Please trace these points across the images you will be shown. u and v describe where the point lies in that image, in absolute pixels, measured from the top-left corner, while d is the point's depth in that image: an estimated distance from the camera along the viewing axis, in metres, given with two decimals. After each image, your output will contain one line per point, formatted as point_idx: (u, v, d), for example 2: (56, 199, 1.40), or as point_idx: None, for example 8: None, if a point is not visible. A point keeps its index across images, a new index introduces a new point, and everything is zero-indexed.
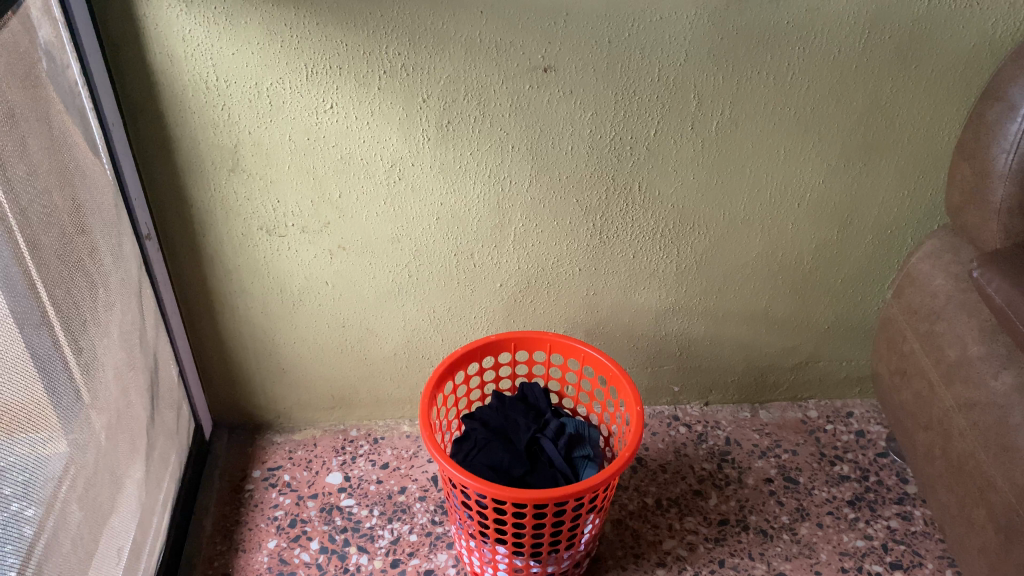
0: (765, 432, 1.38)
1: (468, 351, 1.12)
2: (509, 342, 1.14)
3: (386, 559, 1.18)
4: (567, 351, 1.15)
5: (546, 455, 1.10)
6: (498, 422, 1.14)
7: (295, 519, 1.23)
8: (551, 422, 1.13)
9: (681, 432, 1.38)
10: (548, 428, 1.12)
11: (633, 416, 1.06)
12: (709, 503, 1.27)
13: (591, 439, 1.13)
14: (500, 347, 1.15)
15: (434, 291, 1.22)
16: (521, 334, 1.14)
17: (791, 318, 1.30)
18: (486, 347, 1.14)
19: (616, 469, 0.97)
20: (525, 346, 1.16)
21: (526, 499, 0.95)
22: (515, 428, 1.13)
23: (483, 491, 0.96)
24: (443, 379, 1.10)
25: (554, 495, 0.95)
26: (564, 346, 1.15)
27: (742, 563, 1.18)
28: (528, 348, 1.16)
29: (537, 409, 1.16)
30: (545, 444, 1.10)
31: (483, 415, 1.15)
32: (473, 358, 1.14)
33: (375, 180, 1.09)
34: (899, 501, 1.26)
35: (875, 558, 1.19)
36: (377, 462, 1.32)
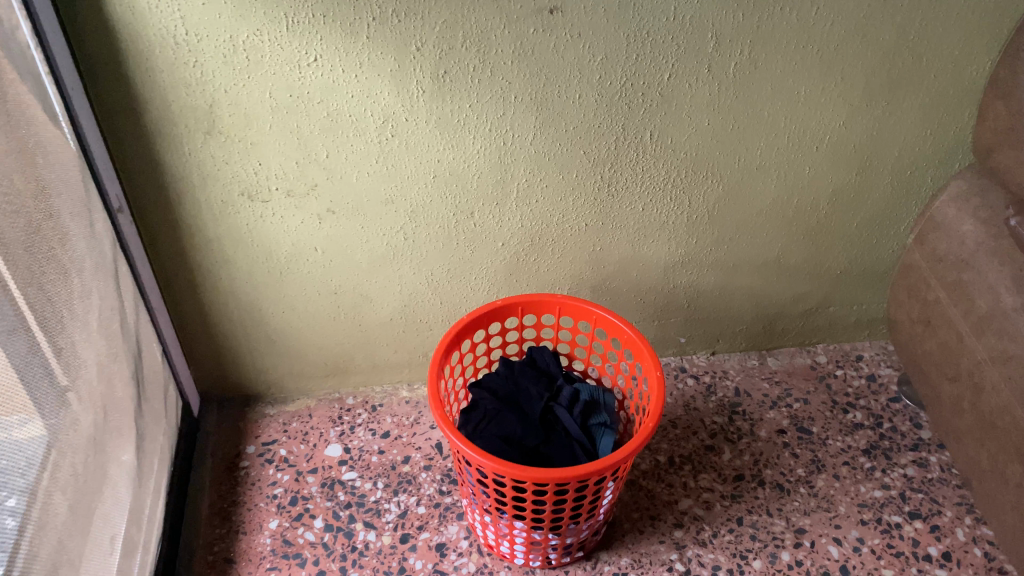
0: (774, 381, 1.34)
1: (474, 319, 1.06)
2: (515, 307, 1.08)
3: (395, 535, 1.14)
4: (578, 313, 1.08)
5: (561, 424, 1.05)
6: (509, 392, 1.08)
7: (296, 497, 1.18)
8: (563, 389, 1.08)
9: (689, 383, 1.33)
10: (561, 396, 1.06)
11: (653, 382, 1.00)
12: (723, 458, 1.23)
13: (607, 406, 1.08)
14: (506, 313, 1.08)
15: (433, 254, 1.14)
16: (529, 299, 1.07)
17: (803, 264, 1.25)
18: (493, 313, 1.07)
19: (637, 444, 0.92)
20: (533, 311, 1.09)
21: (545, 481, 0.90)
22: (528, 398, 1.07)
23: (501, 472, 0.90)
24: (449, 350, 1.03)
25: (577, 473, 0.90)
26: (574, 308, 1.08)
27: (761, 520, 1.16)
28: (536, 312, 1.09)
29: (549, 375, 1.10)
30: (559, 414, 1.05)
31: (492, 384, 1.09)
32: (480, 326, 1.07)
33: (366, 138, 1.00)
34: (914, 448, 1.25)
35: (893, 508, 1.17)
36: (377, 432, 1.26)
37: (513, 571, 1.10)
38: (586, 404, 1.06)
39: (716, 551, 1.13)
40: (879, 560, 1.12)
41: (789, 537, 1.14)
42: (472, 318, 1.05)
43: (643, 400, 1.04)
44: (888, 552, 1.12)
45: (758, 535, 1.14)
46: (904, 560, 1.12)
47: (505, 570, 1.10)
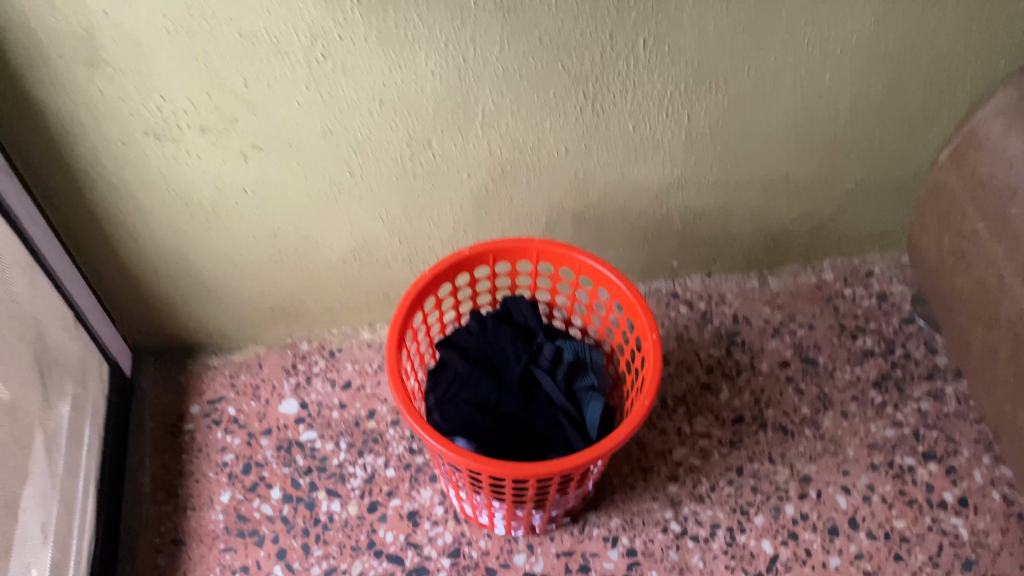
0: (776, 305, 1.20)
1: (439, 274, 0.91)
2: (486, 255, 0.93)
3: (362, 503, 1.03)
4: (559, 260, 0.93)
5: (543, 389, 0.94)
6: (484, 354, 0.96)
7: (249, 464, 1.06)
8: (545, 347, 0.95)
9: (682, 312, 1.19)
10: (543, 356, 0.95)
11: (648, 346, 0.87)
12: (720, 398, 1.12)
13: (595, 365, 0.96)
14: (476, 263, 0.93)
15: (386, 189, 0.97)
16: (501, 246, 0.92)
17: (815, 179, 1.09)
18: (460, 264, 0.92)
19: (632, 428, 0.79)
20: (507, 258, 0.94)
21: (528, 477, 0.77)
22: (505, 360, 0.95)
23: (476, 469, 0.77)
24: (411, 314, 0.89)
25: (565, 465, 0.77)
26: (554, 254, 0.94)
27: (762, 469, 1.06)
28: (510, 259, 0.94)
29: (528, 330, 0.98)
30: (541, 378, 0.93)
31: (463, 344, 0.97)
32: (446, 280, 0.93)
33: (292, 61, 0.80)
34: (929, 377, 1.14)
35: (906, 450, 1.07)
36: (337, 382, 1.12)
37: (494, 541, 1.00)
38: (570, 365, 0.94)
39: (714, 507, 1.03)
40: (890, 510, 1.03)
41: (794, 487, 1.05)
42: (436, 273, 0.90)
43: (635, 361, 0.91)
44: (901, 501, 1.04)
45: (760, 486, 1.05)
46: (917, 508, 1.03)
47: (485, 539, 1.00)
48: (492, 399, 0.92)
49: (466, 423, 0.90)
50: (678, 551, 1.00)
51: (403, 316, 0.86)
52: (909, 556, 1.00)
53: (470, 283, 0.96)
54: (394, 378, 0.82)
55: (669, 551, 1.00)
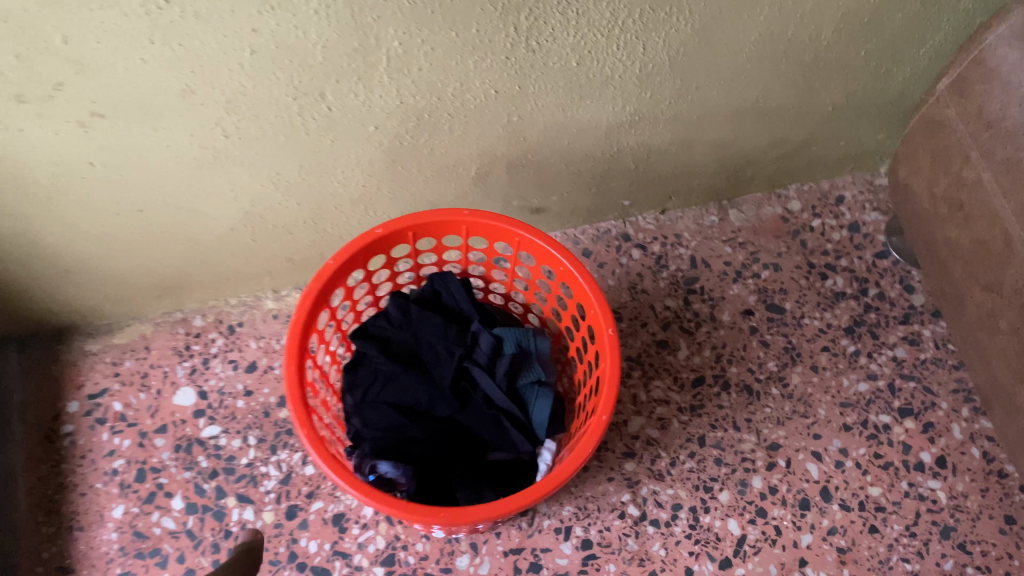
0: (739, 243, 1.07)
1: (349, 263, 0.75)
2: (405, 234, 0.77)
3: (280, 509, 0.90)
4: (494, 234, 0.78)
5: (481, 389, 0.80)
6: (408, 345, 0.80)
7: (143, 471, 0.91)
8: (482, 337, 0.79)
9: (635, 258, 1.05)
10: (480, 350, 0.79)
11: (602, 342, 0.72)
12: (679, 357, 0.99)
13: (541, 354, 0.81)
14: (394, 243, 0.77)
15: (275, 150, 0.78)
16: (423, 223, 0.75)
17: (787, 106, 0.93)
18: (374, 247, 0.76)
19: (587, 454, 0.67)
20: (432, 236, 0.78)
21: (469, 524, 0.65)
22: (435, 356, 0.79)
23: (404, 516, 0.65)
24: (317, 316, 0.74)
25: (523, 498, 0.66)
26: (488, 228, 0.78)
27: (726, 438, 0.96)
28: (436, 235, 0.78)
29: (460, 315, 0.82)
30: (479, 378, 0.79)
31: (382, 335, 0.80)
32: (358, 266, 0.77)
33: (123, 11, 0.59)
34: (904, 321, 1.03)
35: (881, 406, 0.98)
36: (240, 364, 0.96)
37: (432, 543, 0.89)
38: (513, 360, 0.79)
39: (676, 485, 0.93)
40: (865, 477, 0.94)
41: (761, 457, 0.95)
42: (344, 262, 0.74)
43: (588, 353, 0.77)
44: (875, 466, 0.95)
45: (725, 458, 0.95)
46: (893, 473, 0.95)
47: (423, 541, 0.89)
48: (422, 402, 0.78)
49: (393, 436, 0.77)
50: (637, 539, 0.91)
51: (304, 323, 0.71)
52: (885, 527, 0.92)
53: (388, 264, 0.80)
54: (297, 407, 0.69)
55: (628, 539, 0.91)
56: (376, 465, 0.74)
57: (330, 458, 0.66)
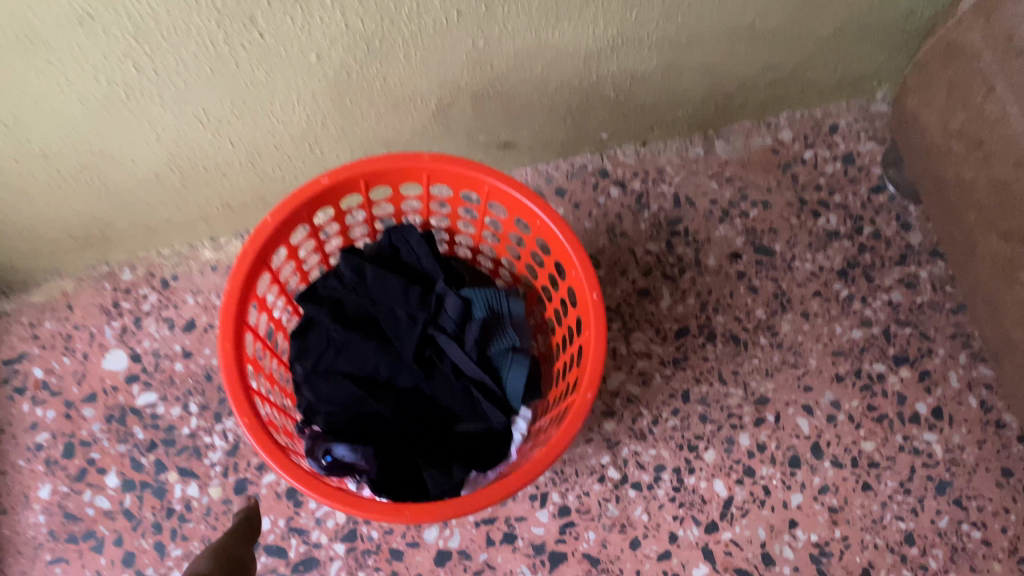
0: (725, 179, 0.98)
1: (291, 218, 0.66)
2: (357, 182, 0.67)
3: (227, 484, 0.81)
4: (459, 180, 0.69)
5: (448, 356, 0.73)
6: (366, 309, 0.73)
7: (72, 445, 0.82)
8: (449, 301, 0.72)
9: (613, 197, 0.96)
10: (447, 316, 0.72)
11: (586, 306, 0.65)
12: (661, 307, 0.92)
13: (515, 318, 0.74)
14: (343, 194, 0.68)
15: (200, 85, 0.67)
16: (375, 170, 0.66)
17: (784, 27, 0.83)
18: (319, 198, 0.67)
19: (569, 437, 0.61)
20: (386, 182, 0.69)
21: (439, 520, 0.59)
22: (396, 321, 0.72)
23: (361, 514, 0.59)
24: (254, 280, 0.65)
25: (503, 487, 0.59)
26: (452, 174, 0.68)
27: (712, 392, 0.89)
28: (391, 182, 0.69)
29: (422, 275, 0.75)
30: (446, 346, 0.72)
31: (336, 298, 0.73)
32: (302, 221, 0.68)
33: None
34: (901, 262, 0.96)
35: (876, 355, 0.92)
36: (176, 324, 0.86)
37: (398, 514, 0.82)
38: (484, 324, 0.72)
39: (658, 445, 0.87)
40: (858, 431, 0.89)
41: (749, 412, 0.88)
42: (285, 218, 0.65)
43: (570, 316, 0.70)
44: (869, 419, 0.89)
45: (710, 414, 0.88)
46: (887, 426, 0.89)
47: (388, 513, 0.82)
48: (382, 372, 0.71)
49: (348, 411, 0.70)
50: (618, 505, 0.84)
51: (240, 294, 0.63)
52: (879, 484, 0.87)
53: (337, 217, 0.71)
54: (235, 388, 0.61)
55: (608, 504, 0.84)
56: (330, 449, 0.68)
57: (273, 448, 0.59)
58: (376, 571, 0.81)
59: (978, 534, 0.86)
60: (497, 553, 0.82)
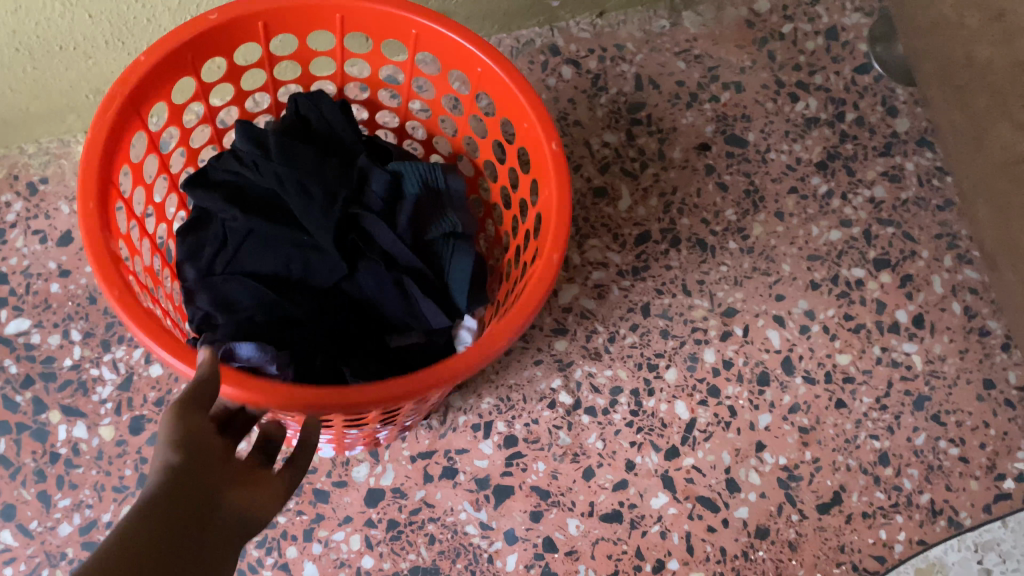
0: (693, 58, 0.85)
1: (172, 62, 0.53)
2: (255, 21, 0.56)
3: (121, 423, 0.70)
4: (377, 27, 0.58)
5: (376, 241, 0.62)
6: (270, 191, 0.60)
7: None
8: (376, 173, 0.62)
9: (566, 79, 0.83)
10: (374, 189, 0.62)
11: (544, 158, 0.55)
12: (619, 209, 0.81)
13: (453, 195, 0.64)
14: (236, 43, 0.57)
15: None
16: (276, 10, 0.55)
17: None
18: (207, 41, 0.55)
19: (535, 304, 0.50)
20: (289, 32, 0.58)
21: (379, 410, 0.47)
22: (307, 201, 0.59)
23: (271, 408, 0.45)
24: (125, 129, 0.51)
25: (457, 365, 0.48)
26: (366, 20, 0.57)
27: (675, 305, 0.79)
28: (296, 32, 0.58)
29: (342, 145, 0.64)
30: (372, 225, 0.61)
31: (235, 180, 0.61)
32: (185, 74, 0.56)
33: None
34: (885, 152, 0.86)
35: (855, 258, 0.83)
36: (49, 237, 0.74)
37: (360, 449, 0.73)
38: (418, 202, 0.62)
39: (614, 364, 0.78)
40: (833, 343, 0.81)
41: (714, 325, 0.80)
42: (163, 59, 0.53)
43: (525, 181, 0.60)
44: (845, 329, 0.81)
45: (673, 329, 0.79)
46: (864, 337, 0.81)
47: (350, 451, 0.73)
48: (294, 268, 0.59)
49: (267, 310, 0.58)
50: (570, 432, 0.76)
51: (105, 144, 0.49)
52: (854, 401, 0.79)
53: (228, 77, 0.60)
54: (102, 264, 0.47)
55: (559, 432, 0.76)
56: (233, 350, 0.54)
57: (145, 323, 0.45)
58: (299, 514, 0.71)
59: (955, 451, 0.79)
60: (436, 490, 0.73)
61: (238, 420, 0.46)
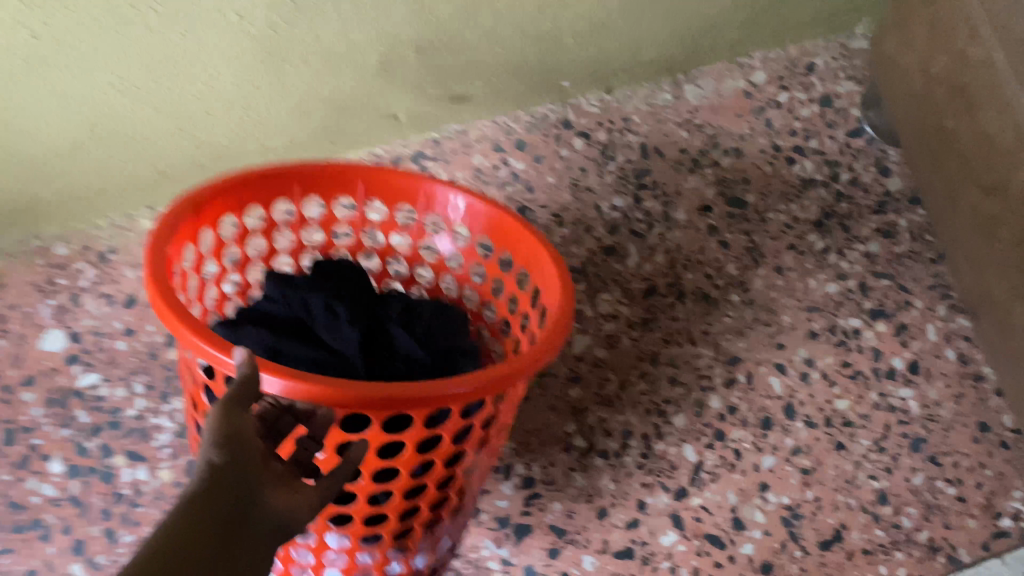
0: (696, 126, 0.92)
1: (227, 196, 0.63)
2: (292, 186, 0.67)
3: (177, 466, 0.80)
4: (388, 196, 0.70)
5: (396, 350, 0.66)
6: (296, 318, 0.65)
7: (11, 432, 0.77)
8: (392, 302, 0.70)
9: (577, 148, 0.89)
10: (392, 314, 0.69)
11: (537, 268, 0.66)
12: (628, 265, 0.88)
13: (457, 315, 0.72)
14: (273, 194, 0.67)
15: (122, 47, 0.66)
16: (310, 174, 0.67)
17: None
18: (254, 190, 0.65)
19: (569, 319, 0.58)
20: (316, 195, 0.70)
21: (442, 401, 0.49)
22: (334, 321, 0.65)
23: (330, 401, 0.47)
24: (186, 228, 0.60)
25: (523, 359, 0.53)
26: (381, 188, 0.69)
27: (683, 354, 0.86)
28: (320, 193, 0.69)
29: (362, 284, 0.70)
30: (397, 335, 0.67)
31: (262, 312, 0.66)
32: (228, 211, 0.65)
33: None
34: (878, 210, 0.93)
35: (852, 309, 0.89)
36: (116, 299, 0.82)
37: None
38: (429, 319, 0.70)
39: (626, 411, 0.83)
40: (833, 389, 0.86)
41: (719, 372, 0.85)
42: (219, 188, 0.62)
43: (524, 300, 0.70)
44: (843, 376, 0.86)
45: (681, 377, 0.85)
46: (863, 383, 0.86)
47: None
48: None
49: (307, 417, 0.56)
50: (585, 474, 0.81)
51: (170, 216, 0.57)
52: (853, 443, 0.84)
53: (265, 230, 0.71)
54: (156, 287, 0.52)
55: (575, 474, 0.81)
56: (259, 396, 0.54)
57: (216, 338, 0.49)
58: None
59: (952, 491, 0.84)
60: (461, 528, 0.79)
61: (284, 420, 0.48)
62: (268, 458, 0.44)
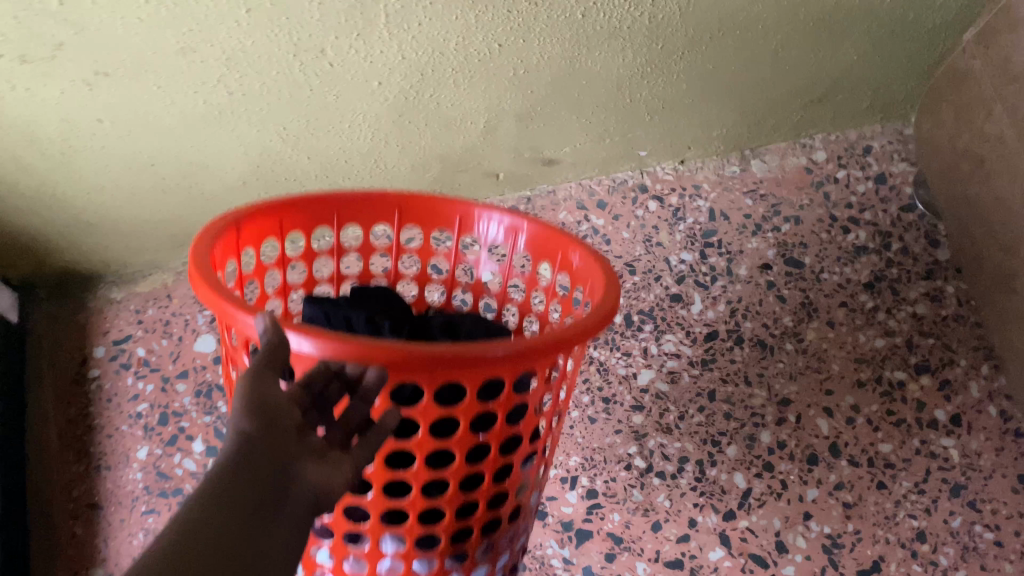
0: (760, 195, 1.04)
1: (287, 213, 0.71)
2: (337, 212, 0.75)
3: None
4: (426, 218, 0.79)
5: None
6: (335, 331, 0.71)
7: (166, 414, 0.96)
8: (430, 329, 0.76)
9: (651, 210, 1.03)
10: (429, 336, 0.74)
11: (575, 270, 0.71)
12: (693, 312, 0.99)
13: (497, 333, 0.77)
14: (312, 225, 0.74)
15: (280, 107, 0.81)
16: (359, 200, 0.76)
17: (808, 56, 0.91)
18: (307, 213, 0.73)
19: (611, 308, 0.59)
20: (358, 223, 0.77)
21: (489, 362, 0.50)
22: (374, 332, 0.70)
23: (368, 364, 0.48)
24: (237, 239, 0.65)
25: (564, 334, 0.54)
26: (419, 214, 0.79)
27: (738, 392, 0.96)
28: (363, 220, 0.77)
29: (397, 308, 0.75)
30: None
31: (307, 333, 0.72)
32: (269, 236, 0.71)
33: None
34: (927, 276, 1.01)
35: (897, 363, 0.97)
36: None
37: None
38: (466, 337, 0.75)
39: (683, 438, 0.94)
40: (876, 433, 0.94)
41: (771, 412, 0.95)
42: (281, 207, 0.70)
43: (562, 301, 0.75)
44: (887, 422, 0.94)
45: (735, 413, 0.95)
46: (905, 430, 0.94)
47: None
48: None
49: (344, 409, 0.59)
50: (642, 490, 0.93)
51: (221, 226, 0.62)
52: (893, 483, 0.92)
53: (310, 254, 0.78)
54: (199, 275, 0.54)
55: (633, 490, 0.93)
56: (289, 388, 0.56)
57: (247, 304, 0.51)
58: None
59: (990, 535, 0.89)
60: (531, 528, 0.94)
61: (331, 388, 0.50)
62: (305, 433, 0.48)
